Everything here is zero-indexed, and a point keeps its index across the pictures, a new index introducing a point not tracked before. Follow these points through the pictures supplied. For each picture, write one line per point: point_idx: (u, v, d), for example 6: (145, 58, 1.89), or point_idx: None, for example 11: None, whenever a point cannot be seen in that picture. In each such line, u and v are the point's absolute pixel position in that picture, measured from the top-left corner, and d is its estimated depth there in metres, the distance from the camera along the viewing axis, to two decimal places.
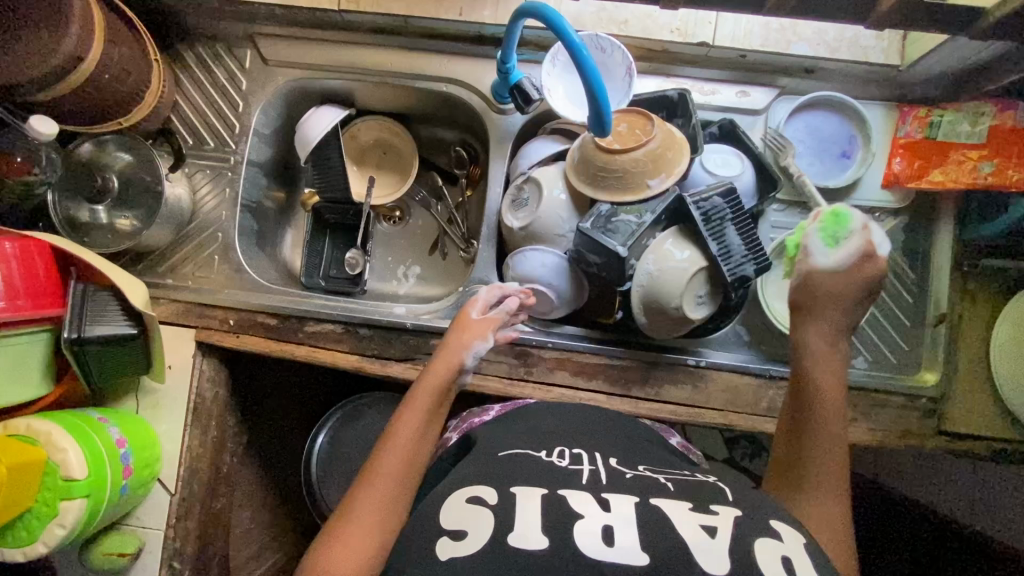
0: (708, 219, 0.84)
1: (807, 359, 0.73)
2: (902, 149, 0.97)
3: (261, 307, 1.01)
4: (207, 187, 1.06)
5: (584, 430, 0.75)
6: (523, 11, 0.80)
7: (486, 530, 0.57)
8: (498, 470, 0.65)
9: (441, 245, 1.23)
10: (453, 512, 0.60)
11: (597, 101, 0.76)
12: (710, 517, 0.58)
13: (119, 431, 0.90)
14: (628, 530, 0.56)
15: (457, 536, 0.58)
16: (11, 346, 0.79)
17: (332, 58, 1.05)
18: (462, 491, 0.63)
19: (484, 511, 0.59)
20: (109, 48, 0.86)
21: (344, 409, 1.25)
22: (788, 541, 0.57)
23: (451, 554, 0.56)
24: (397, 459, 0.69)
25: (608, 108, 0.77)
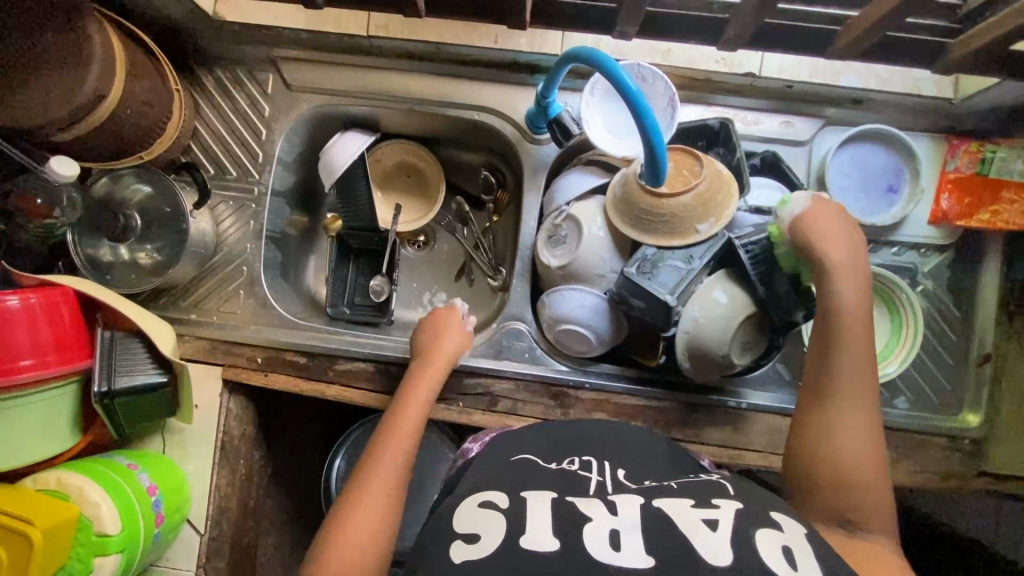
0: (758, 263, 0.82)
1: (837, 366, 0.70)
2: (951, 184, 0.94)
3: (289, 345, 0.98)
4: (230, 219, 1.02)
5: (604, 439, 0.72)
6: (574, 55, 0.77)
7: (498, 534, 0.57)
8: (507, 476, 0.65)
9: (468, 272, 1.19)
10: (464, 516, 0.60)
11: (652, 148, 0.73)
12: (712, 512, 0.57)
13: (149, 477, 0.88)
14: (632, 534, 0.55)
15: (472, 539, 0.58)
16: (39, 401, 0.76)
17: (359, 83, 1.01)
18: (475, 496, 0.63)
19: (496, 515, 0.59)
20: (131, 81, 0.82)
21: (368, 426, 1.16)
22: (789, 533, 0.56)
23: (465, 558, 0.56)
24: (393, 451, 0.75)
25: (664, 156, 0.74)
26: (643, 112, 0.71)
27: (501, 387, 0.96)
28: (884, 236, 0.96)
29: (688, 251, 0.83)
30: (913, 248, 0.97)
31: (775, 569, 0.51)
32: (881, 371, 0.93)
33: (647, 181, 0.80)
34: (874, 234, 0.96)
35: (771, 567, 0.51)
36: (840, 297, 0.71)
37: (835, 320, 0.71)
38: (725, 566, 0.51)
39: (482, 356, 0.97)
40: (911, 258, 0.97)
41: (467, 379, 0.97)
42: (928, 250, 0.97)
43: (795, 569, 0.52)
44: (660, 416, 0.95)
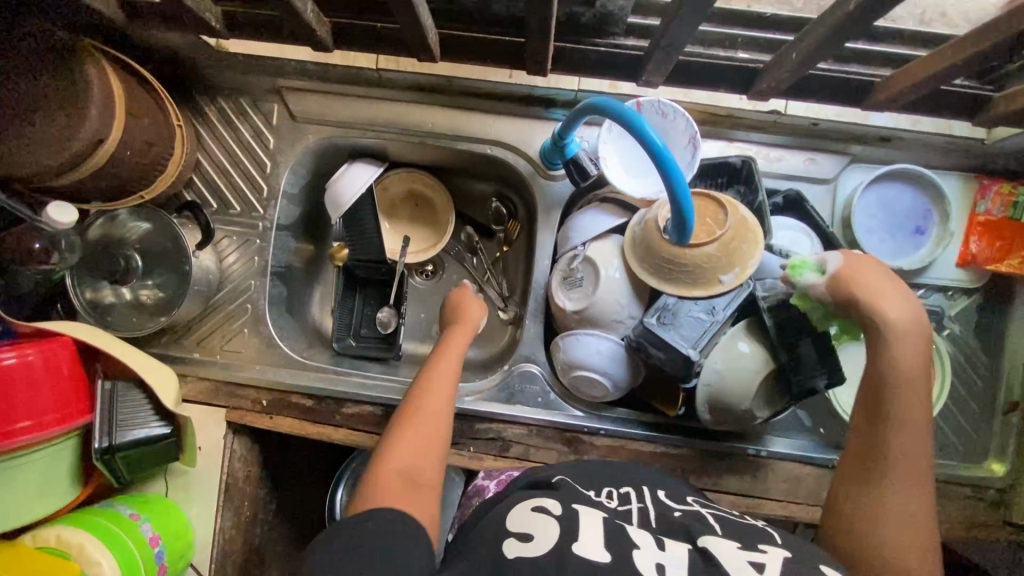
0: (782, 327, 0.79)
1: (889, 416, 0.67)
2: (981, 227, 0.91)
3: (295, 386, 0.96)
4: (234, 254, 0.99)
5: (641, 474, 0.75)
6: (597, 108, 0.73)
7: (554, 534, 0.60)
8: (562, 491, 0.68)
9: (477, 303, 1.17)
10: (518, 518, 0.63)
11: (679, 203, 0.69)
12: (759, 556, 0.57)
13: (152, 527, 0.85)
14: (678, 570, 0.56)
15: (525, 538, 0.60)
16: (39, 459, 0.73)
17: (367, 115, 0.97)
18: (529, 502, 0.66)
19: (550, 520, 0.62)
20: (130, 122, 0.78)
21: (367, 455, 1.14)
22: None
23: (518, 553, 0.58)
24: (432, 404, 0.76)
25: (690, 210, 0.71)
26: (671, 169, 0.68)
27: (513, 432, 0.94)
28: (910, 279, 0.93)
29: (711, 301, 0.80)
30: (940, 290, 0.94)
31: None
32: None
33: (673, 239, 0.77)
34: (900, 277, 0.93)
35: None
36: (896, 365, 0.67)
37: (888, 370, 0.68)
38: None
39: (495, 401, 0.94)
40: (938, 301, 0.94)
41: (478, 423, 0.94)
42: (955, 293, 0.94)
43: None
44: (678, 464, 0.92)
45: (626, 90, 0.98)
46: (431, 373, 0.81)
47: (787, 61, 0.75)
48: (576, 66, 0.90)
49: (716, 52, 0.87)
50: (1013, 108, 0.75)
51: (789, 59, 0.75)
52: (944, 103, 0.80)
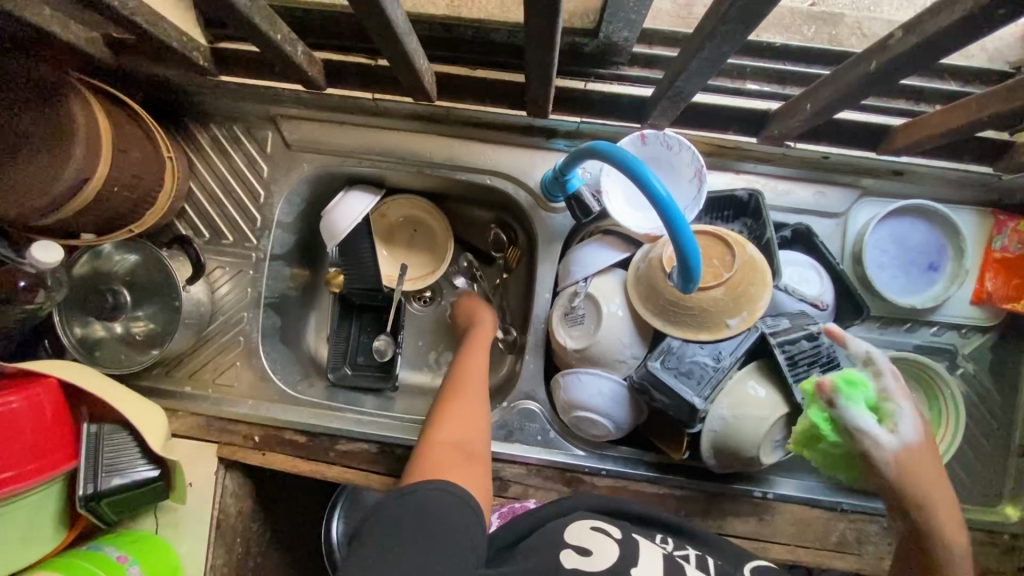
0: (795, 363, 0.76)
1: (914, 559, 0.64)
2: (996, 265, 0.89)
3: (289, 423, 0.93)
4: (227, 284, 0.97)
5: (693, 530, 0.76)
6: (598, 152, 0.71)
7: (612, 558, 0.64)
8: (623, 527, 0.71)
9: None
10: (581, 534, 0.68)
11: (684, 253, 0.66)
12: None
13: (140, 571, 0.82)
14: None
15: (585, 553, 0.65)
16: (22, 508, 0.71)
17: (363, 145, 0.95)
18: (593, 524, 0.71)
19: (611, 545, 0.66)
20: (118, 156, 0.76)
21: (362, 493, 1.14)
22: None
23: (577, 564, 0.62)
24: (465, 396, 0.82)
25: (696, 260, 0.67)
26: (676, 217, 0.65)
27: (512, 471, 0.91)
28: (923, 316, 0.90)
29: (717, 345, 0.77)
30: (953, 329, 0.91)
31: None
32: None
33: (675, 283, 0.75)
34: (912, 314, 0.91)
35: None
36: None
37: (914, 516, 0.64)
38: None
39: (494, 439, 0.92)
40: (951, 339, 0.92)
41: None
42: (969, 332, 0.91)
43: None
44: (682, 506, 0.89)
45: None
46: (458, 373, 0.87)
47: (801, 111, 0.73)
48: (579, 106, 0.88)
49: (727, 82, 0.87)
50: None
51: (801, 111, 0.73)
52: None
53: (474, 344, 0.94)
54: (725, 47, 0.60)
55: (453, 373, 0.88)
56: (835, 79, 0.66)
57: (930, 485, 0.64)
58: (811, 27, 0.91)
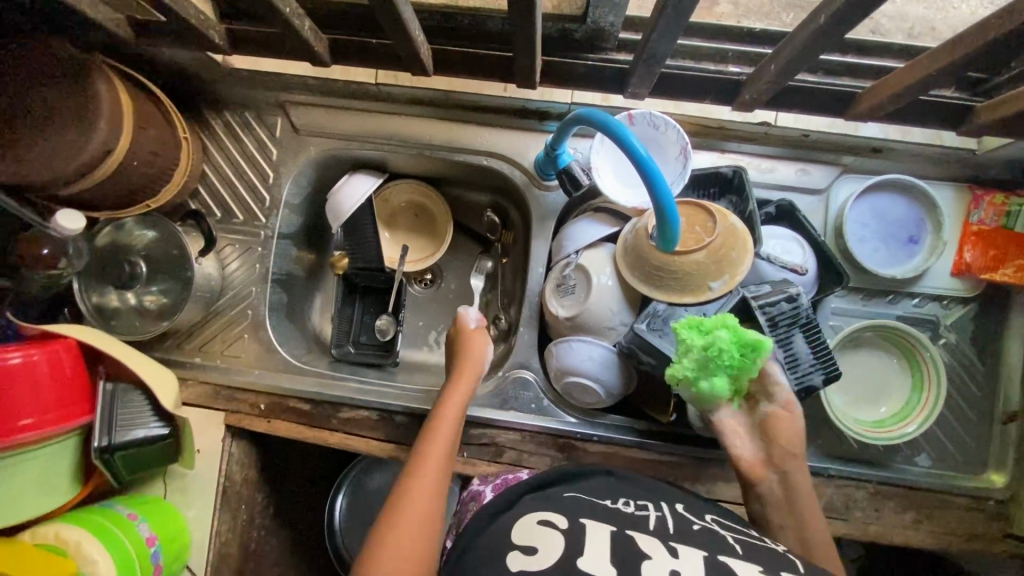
0: (775, 325, 0.79)
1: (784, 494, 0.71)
2: (974, 236, 0.91)
3: (293, 391, 0.97)
4: (237, 261, 1.02)
5: (656, 488, 0.73)
6: (584, 118, 0.75)
7: (557, 549, 0.57)
8: (566, 506, 0.66)
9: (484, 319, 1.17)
10: (523, 531, 0.61)
11: (664, 211, 0.71)
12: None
13: (149, 527, 0.87)
14: None
15: (530, 553, 0.58)
16: (39, 457, 0.75)
17: (365, 129, 1.01)
18: (534, 517, 0.63)
19: (555, 534, 0.60)
20: (138, 133, 0.82)
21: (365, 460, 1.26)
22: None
23: (521, 567, 0.56)
24: (429, 469, 0.71)
25: (675, 219, 0.72)
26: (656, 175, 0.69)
27: (506, 437, 0.94)
28: (903, 288, 0.94)
29: (701, 307, 0.81)
30: (934, 300, 0.94)
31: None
32: (902, 430, 0.88)
33: (659, 245, 0.78)
34: (893, 285, 0.94)
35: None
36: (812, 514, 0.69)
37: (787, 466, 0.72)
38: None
39: (489, 407, 0.95)
40: (933, 310, 0.94)
41: (473, 429, 0.95)
42: (950, 303, 0.94)
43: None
44: (671, 471, 0.92)
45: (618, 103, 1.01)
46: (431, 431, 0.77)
47: (766, 73, 0.77)
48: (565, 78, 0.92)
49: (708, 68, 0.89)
50: (992, 116, 0.76)
51: (768, 73, 0.78)
52: (927, 114, 0.81)
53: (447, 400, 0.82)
54: (685, 2, 0.64)
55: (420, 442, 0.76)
56: (790, 40, 0.71)
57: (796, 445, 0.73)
58: (789, 14, 0.96)
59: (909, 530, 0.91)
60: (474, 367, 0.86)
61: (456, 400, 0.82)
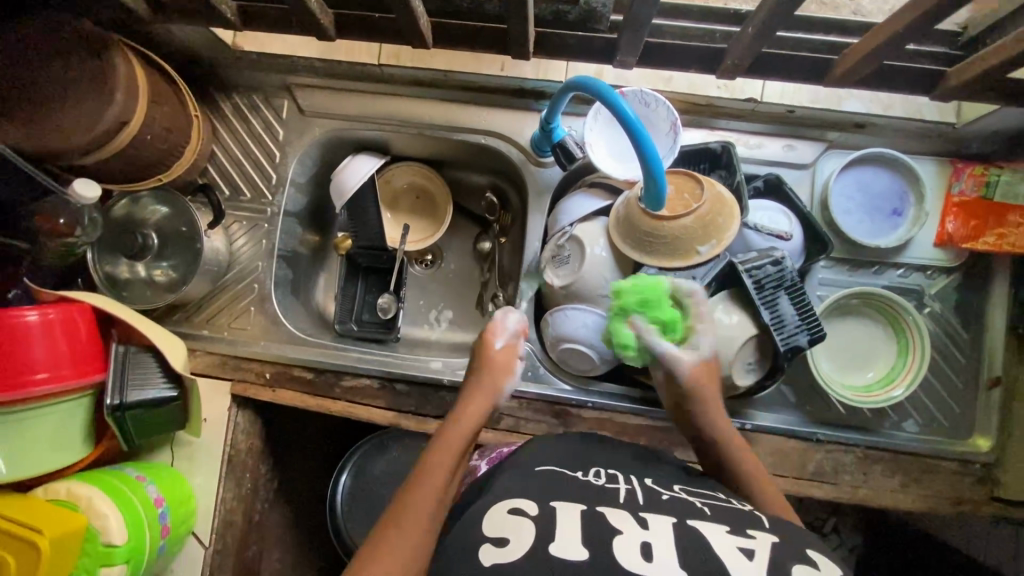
0: (761, 287, 0.82)
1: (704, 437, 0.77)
2: (956, 207, 0.94)
3: (298, 361, 1.00)
4: (243, 237, 1.06)
5: (629, 461, 0.74)
6: (575, 86, 0.79)
7: (529, 536, 0.56)
8: (536, 488, 0.65)
9: (485, 298, 1.20)
10: (494, 521, 0.59)
11: (652, 175, 0.77)
12: (747, 541, 0.55)
13: (156, 489, 0.89)
14: (665, 546, 0.54)
15: (501, 543, 0.56)
16: (54, 413, 0.78)
17: (368, 110, 1.05)
18: (503, 504, 0.62)
19: (526, 521, 0.58)
20: (151, 108, 0.86)
21: (371, 442, 1.28)
22: (830, 569, 0.53)
23: (494, 560, 0.54)
24: (430, 492, 0.67)
25: (662, 182, 0.78)
26: (644, 141, 0.75)
27: (503, 405, 0.97)
28: (889, 258, 0.96)
29: (690, 272, 0.84)
30: (919, 271, 0.97)
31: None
32: (888, 394, 0.91)
33: (648, 207, 0.82)
34: (879, 256, 0.96)
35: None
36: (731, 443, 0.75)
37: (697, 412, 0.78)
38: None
39: None
40: (918, 280, 0.97)
41: None
42: (934, 273, 0.97)
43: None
44: (663, 436, 0.95)
45: (611, 74, 1.03)
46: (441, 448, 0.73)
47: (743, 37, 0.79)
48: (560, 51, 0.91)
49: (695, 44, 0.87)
50: (962, 79, 0.79)
51: (745, 38, 0.79)
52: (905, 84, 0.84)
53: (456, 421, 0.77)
54: None
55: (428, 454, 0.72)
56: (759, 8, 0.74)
57: (694, 388, 0.79)
58: None
59: (897, 493, 0.93)
60: (491, 392, 0.82)
61: (467, 424, 0.78)
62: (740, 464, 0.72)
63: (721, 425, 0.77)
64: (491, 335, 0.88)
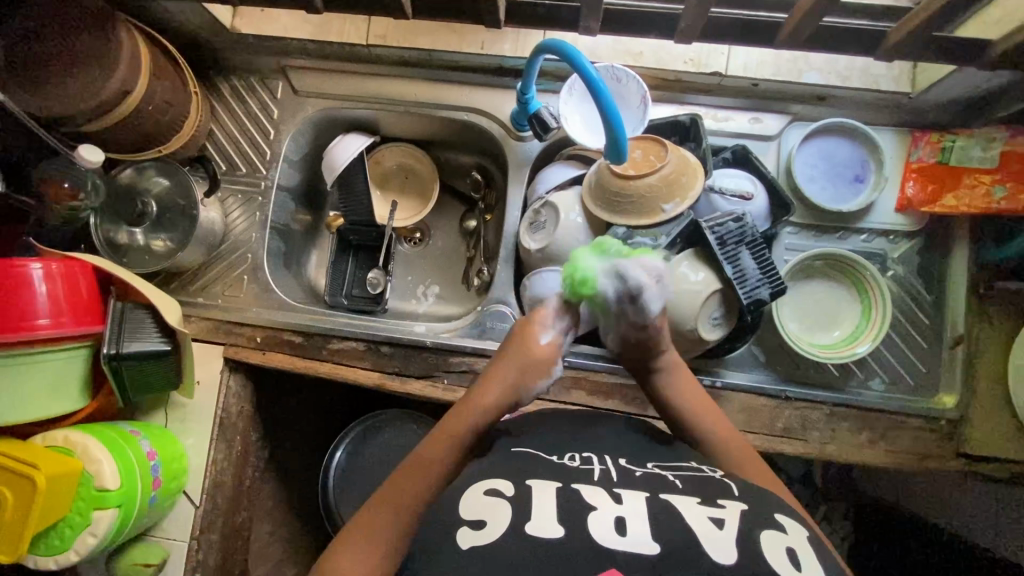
0: (723, 243, 0.86)
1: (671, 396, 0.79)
2: (915, 173, 0.98)
3: (287, 325, 1.05)
4: (238, 211, 1.11)
5: (600, 432, 0.73)
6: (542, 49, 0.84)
7: (506, 519, 0.55)
8: (510, 466, 0.64)
9: (468, 275, 1.24)
10: (470, 502, 0.58)
11: (613, 128, 0.82)
12: (717, 511, 0.57)
13: (149, 444, 0.93)
14: (639, 522, 0.54)
15: (478, 526, 0.55)
16: (53, 360, 0.83)
17: (358, 91, 1.11)
18: (481, 484, 0.61)
19: (502, 503, 0.57)
20: (153, 83, 0.92)
21: (364, 424, 1.34)
22: (793, 535, 0.55)
23: (472, 543, 0.54)
24: (417, 483, 0.67)
25: (624, 137, 0.83)
26: (603, 96, 0.80)
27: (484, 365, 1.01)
28: (852, 223, 1.00)
29: (655, 229, 0.89)
30: (881, 235, 1.01)
31: (778, 568, 0.50)
32: (853, 350, 0.95)
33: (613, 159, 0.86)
34: (843, 222, 1.01)
35: (775, 568, 0.50)
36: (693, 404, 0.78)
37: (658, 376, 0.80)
38: (728, 564, 0.50)
39: (467, 337, 1.03)
40: (881, 245, 1.01)
41: (452, 358, 1.02)
42: (896, 238, 1.01)
43: (801, 570, 0.51)
44: (637, 394, 0.98)
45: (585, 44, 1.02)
46: (444, 430, 0.71)
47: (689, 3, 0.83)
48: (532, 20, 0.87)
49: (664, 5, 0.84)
50: None
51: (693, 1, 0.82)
52: None
53: (464, 410, 0.73)
54: None
55: (431, 437, 0.72)
56: None
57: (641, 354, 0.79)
58: None
59: (865, 449, 0.95)
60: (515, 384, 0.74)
61: (477, 414, 0.72)
62: (691, 432, 0.76)
63: (677, 389, 0.79)
64: (535, 325, 0.76)
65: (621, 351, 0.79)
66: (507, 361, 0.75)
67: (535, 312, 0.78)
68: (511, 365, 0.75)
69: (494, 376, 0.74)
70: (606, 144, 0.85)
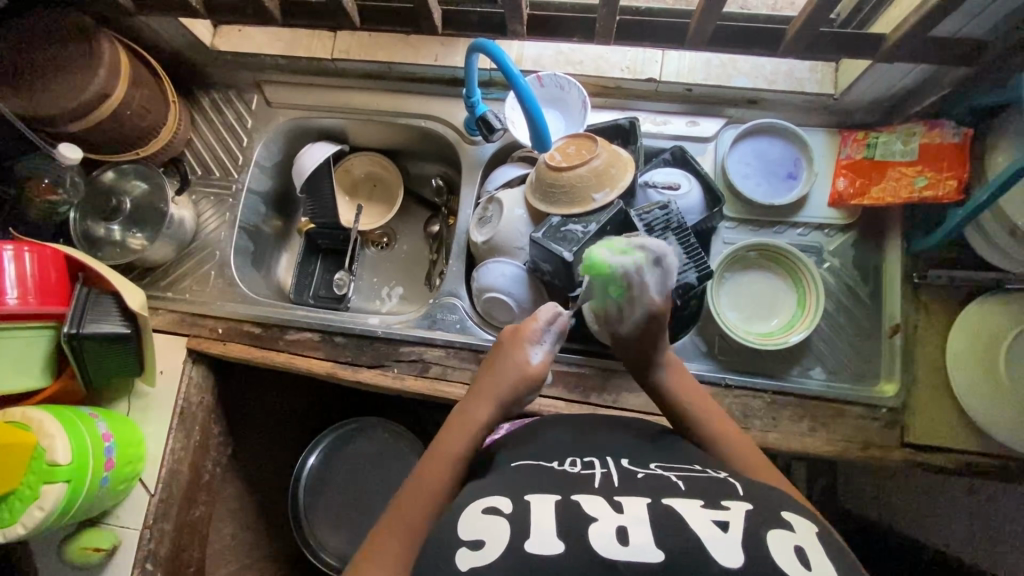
0: (651, 229, 0.92)
1: (672, 390, 0.79)
2: (845, 169, 1.02)
3: (248, 316, 1.10)
4: (210, 212, 1.18)
5: (597, 442, 0.71)
6: (472, 51, 0.94)
7: (505, 536, 0.53)
8: (508, 481, 0.61)
9: (428, 275, 1.29)
10: (467, 522, 0.56)
11: (534, 120, 0.94)
12: (722, 513, 0.53)
13: (106, 426, 0.96)
14: (641, 529, 0.52)
15: (477, 546, 0.53)
16: (17, 337, 0.89)
17: (327, 102, 1.20)
18: (476, 504, 0.58)
19: (501, 520, 0.54)
20: (132, 89, 1.01)
21: (336, 433, 1.34)
22: (801, 532, 0.51)
23: (471, 565, 0.51)
24: (418, 496, 0.66)
25: (545, 127, 0.95)
26: (526, 92, 0.92)
27: (433, 354, 1.05)
28: (788, 217, 1.04)
29: (588, 217, 0.93)
30: (817, 229, 1.04)
31: (784, 569, 0.47)
32: (787, 338, 0.97)
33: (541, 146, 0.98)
34: (778, 216, 1.05)
35: (782, 567, 0.47)
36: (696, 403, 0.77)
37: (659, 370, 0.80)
38: (734, 568, 0.47)
39: (419, 328, 1.07)
40: (817, 238, 1.04)
41: (402, 348, 1.06)
42: (831, 231, 1.04)
43: (808, 569, 0.48)
44: (580, 382, 1.00)
45: (530, 58, 1.12)
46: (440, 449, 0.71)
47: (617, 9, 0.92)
48: (461, 28, 0.99)
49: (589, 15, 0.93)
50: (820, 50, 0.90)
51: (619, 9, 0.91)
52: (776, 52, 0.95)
53: (456, 433, 0.72)
54: None
55: (429, 454, 0.71)
56: None
57: (642, 347, 0.80)
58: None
59: (806, 437, 0.94)
60: (506, 400, 0.75)
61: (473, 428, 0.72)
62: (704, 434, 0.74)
63: (674, 382, 0.79)
64: (525, 342, 0.78)
65: (623, 345, 0.82)
66: (500, 378, 0.76)
67: (524, 327, 0.79)
68: (502, 381, 0.76)
69: (484, 394, 0.75)
70: (532, 134, 0.97)
